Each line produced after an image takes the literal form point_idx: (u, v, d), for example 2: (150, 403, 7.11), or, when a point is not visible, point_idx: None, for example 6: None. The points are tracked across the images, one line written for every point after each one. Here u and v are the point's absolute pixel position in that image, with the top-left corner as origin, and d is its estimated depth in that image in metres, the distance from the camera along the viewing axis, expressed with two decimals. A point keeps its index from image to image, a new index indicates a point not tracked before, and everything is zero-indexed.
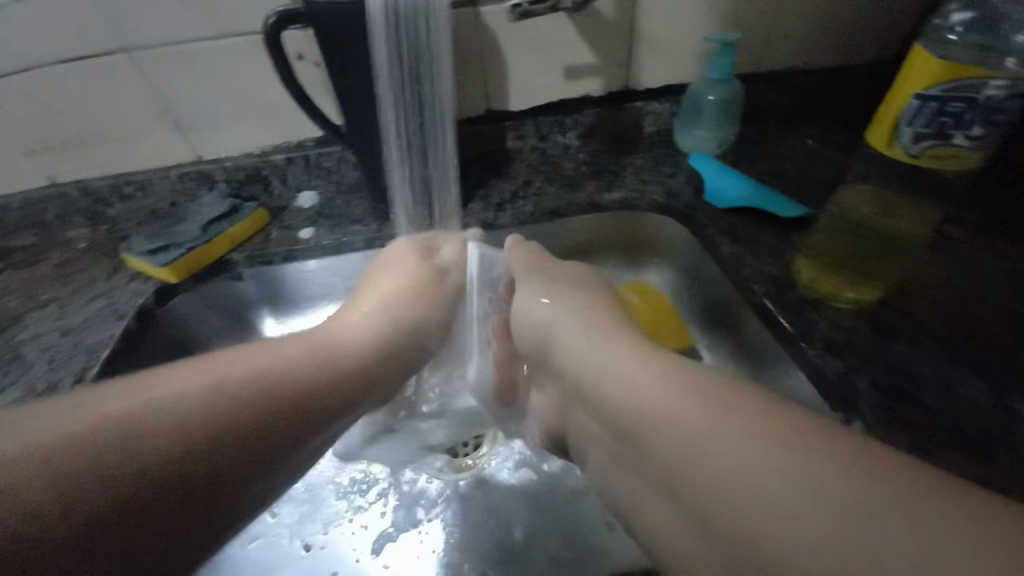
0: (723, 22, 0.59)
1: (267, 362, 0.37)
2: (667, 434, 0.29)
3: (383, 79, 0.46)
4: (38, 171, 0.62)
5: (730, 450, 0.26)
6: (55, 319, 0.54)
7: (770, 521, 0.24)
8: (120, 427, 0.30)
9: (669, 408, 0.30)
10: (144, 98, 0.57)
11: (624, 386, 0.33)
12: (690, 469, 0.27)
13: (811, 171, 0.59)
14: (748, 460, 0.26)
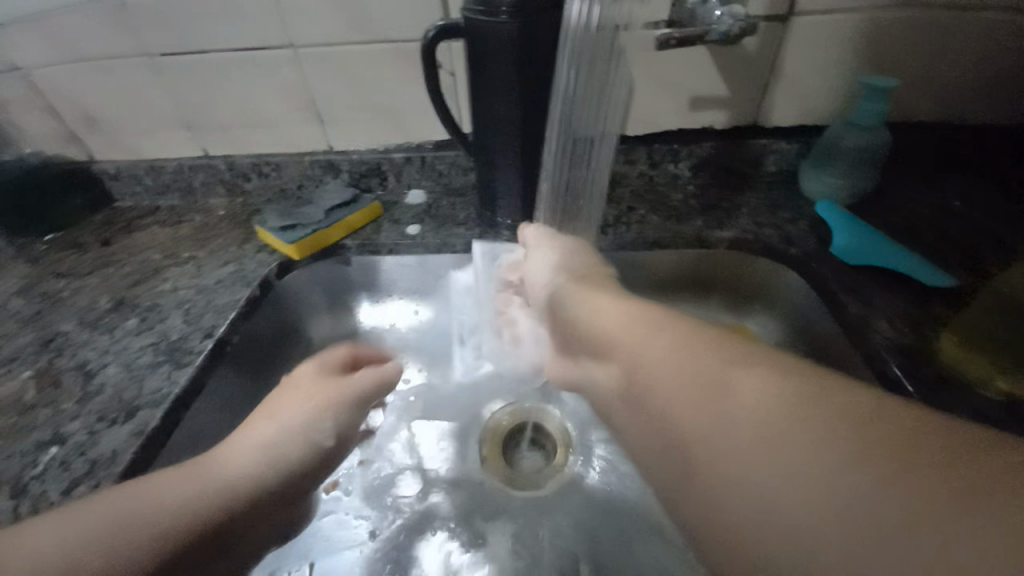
0: (877, 67, 0.55)
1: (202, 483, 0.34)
2: (667, 376, 0.27)
3: (556, 104, 0.47)
4: (195, 143, 0.71)
5: (739, 406, 0.23)
6: (192, 276, 0.60)
7: (777, 469, 0.20)
8: (180, 514, 0.32)
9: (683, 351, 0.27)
10: (294, 90, 0.63)
11: (628, 332, 0.32)
12: (683, 409, 0.25)
13: (958, 236, 0.53)
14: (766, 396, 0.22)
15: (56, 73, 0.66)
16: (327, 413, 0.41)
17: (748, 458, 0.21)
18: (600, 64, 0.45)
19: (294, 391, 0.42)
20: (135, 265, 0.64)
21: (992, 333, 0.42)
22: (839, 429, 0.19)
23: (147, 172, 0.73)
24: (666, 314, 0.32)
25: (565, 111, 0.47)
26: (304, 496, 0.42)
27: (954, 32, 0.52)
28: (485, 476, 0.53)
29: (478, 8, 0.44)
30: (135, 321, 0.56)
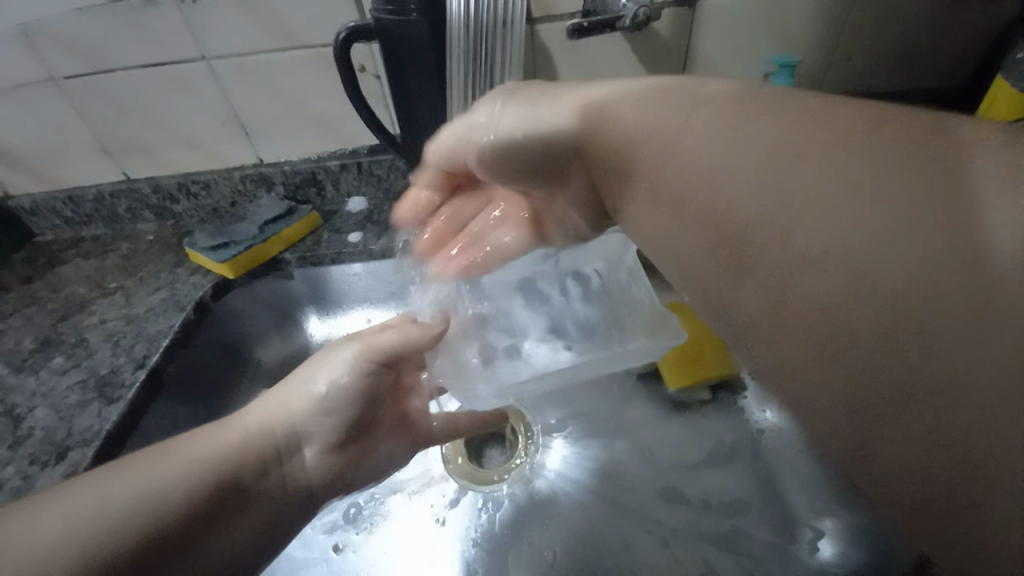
0: (782, 44, 0.58)
1: (208, 450, 0.34)
2: (728, 183, 0.27)
3: (456, 99, 0.49)
4: (114, 167, 0.67)
5: (793, 212, 0.24)
6: (122, 306, 0.57)
7: (855, 260, 0.22)
8: (153, 508, 0.31)
9: (757, 140, 0.26)
10: (215, 104, 0.61)
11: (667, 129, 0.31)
12: (744, 209, 0.26)
13: None
14: (834, 178, 0.23)
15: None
16: (341, 373, 0.40)
17: (806, 269, 0.23)
18: (487, 54, 0.48)
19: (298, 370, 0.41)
20: (59, 301, 0.61)
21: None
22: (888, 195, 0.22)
23: (66, 201, 0.69)
24: (673, 107, 0.31)
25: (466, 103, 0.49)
26: (322, 474, 0.40)
27: (846, 8, 0.55)
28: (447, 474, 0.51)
29: (388, 8, 0.43)
30: (63, 359, 0.52)
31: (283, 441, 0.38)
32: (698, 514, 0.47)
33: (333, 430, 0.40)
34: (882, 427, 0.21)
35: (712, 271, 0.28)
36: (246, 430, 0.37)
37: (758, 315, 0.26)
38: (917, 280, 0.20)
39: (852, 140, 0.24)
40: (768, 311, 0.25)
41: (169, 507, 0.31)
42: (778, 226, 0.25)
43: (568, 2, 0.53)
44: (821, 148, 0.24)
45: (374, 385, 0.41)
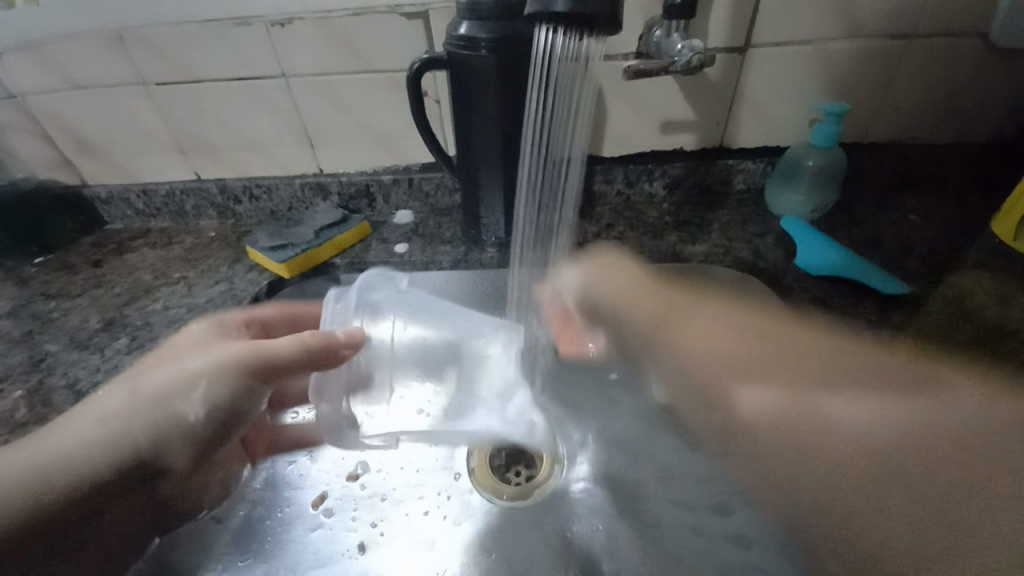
0: (833, 92, 0.59)
1: (78, 447, 0.40)
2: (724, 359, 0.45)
3: (530, 131, 0.51)
4: (188, 167, 0.73)
5: (791, 424, 0.40)
6: (183, 295, 0.62)
7: (800, 472, 0.40)
8: (78, 479, 0.40)
9: (746, 389, 0.43)
10: (287, 116, 0.66)
11: (730, 356, 0.44)
12: (747, 420, 0.43)
13: (919, 244, 0.57)
14: (838, 450, 0.38)
15: (51, 99, 0.68)
16: (209, 387, 0.42)
17: (787, 474, 0.41)
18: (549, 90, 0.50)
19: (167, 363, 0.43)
20: (126, 286, 0.66)
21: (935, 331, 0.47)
22: (766, 388, 0.42)
23: (140, 195, 0.75)
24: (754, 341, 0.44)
25: (538, 134, 0.51)
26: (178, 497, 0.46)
27: (897, 63, 0.57)
28: (470, 486, 0.53)
29: (461, 42, 0.47)
30: (127, 340, 0.57)
31: (146, 466, 0.42)
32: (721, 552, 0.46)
33: (188, 451, 0.43)
34: (827, 518, 0.38)
35: (695, 410, 0.49)
36: (97, 443, 0.40)
37: (749, 462, 0.44)
38: (882, 533, 0.35)
39: (826, 370, 0.41)
40: (759, 457, 0.43)
41: (83, 468, 0.40)
42: (782, 424, 0.40)
43: (624, 43, 0.56)
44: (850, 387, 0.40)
45: (241, 401, 0.44)
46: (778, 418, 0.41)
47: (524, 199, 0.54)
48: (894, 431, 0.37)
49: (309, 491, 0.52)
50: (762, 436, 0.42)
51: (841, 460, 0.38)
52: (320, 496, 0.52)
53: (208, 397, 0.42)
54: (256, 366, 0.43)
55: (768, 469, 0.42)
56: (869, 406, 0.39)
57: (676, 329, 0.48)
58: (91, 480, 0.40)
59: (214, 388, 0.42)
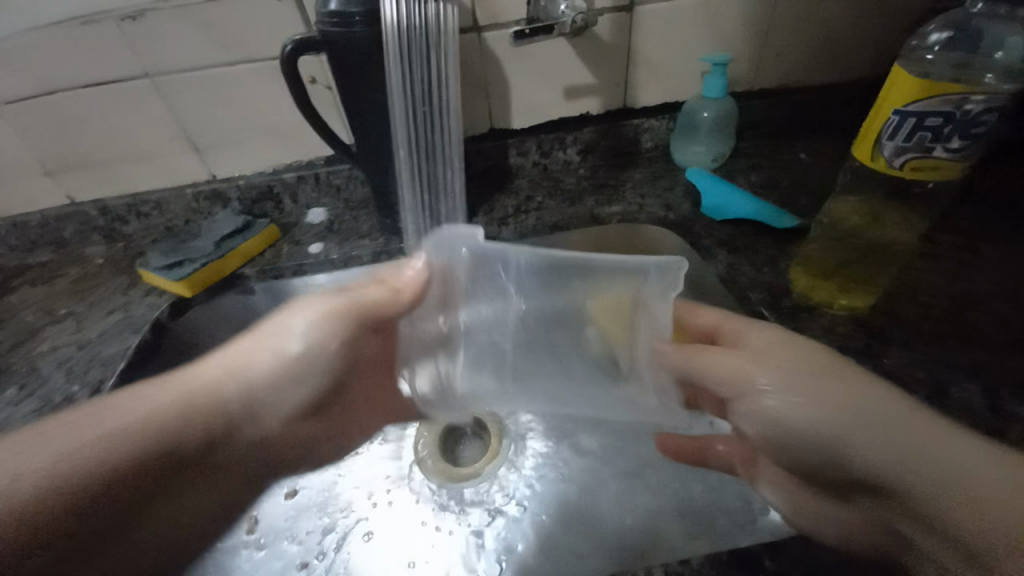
0: (718, 44, 0.61)
1: (149, 419, 0.36)
2: (815, 428, 0.33)
3: (399, 100, 0.48)
4: (59, 190, 0.65)
5: (848, 433, 0.32)
6: (74, 332, 0.55)
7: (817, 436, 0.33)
8: (67, 469, 0.32)
9: (771, 373, 0.36)
10: (164, 121, 0.60)
11: (750, 376, 0.36)
12: (825, 426, 0.33)
13: (810, 179, 0.61)
14: (818, 414, 0.33)
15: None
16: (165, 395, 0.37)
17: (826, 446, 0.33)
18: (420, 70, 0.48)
19: (143, 401, 0.36)
20: (3, 332, 0.58)
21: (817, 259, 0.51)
22: (808, 396, 0.34)
23: (5, 228, 0.66)
24: (791, 356, 0.36)
25: (412, 106, 0.49)
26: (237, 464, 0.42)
27: (770, 10, 0.60)
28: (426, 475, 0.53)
29: (333, 20, 0.44)
30: (10, 390, 0.50)
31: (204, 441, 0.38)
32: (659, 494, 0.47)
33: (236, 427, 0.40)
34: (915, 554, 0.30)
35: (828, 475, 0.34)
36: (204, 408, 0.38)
37: (877, 459, 0.30)
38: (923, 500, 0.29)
39: (795, 346, 0.36)
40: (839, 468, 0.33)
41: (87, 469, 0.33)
42: (853, 442, 0.31)
43: (512, 10, 0.55)
44: (830, 376, 0.34)
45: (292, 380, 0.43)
46: (839, 440, 0.32)
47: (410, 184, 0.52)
48: (862, 418, 0.31)
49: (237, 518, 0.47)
50: (857, 437, 0.31)
51: (882, 467, 0.30)
52: (252, 521, 0.47)
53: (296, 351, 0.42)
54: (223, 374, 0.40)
55: (776, 430, 0.35)
56: (832, 388, 0.33)
57: (736, 369, 0.37)
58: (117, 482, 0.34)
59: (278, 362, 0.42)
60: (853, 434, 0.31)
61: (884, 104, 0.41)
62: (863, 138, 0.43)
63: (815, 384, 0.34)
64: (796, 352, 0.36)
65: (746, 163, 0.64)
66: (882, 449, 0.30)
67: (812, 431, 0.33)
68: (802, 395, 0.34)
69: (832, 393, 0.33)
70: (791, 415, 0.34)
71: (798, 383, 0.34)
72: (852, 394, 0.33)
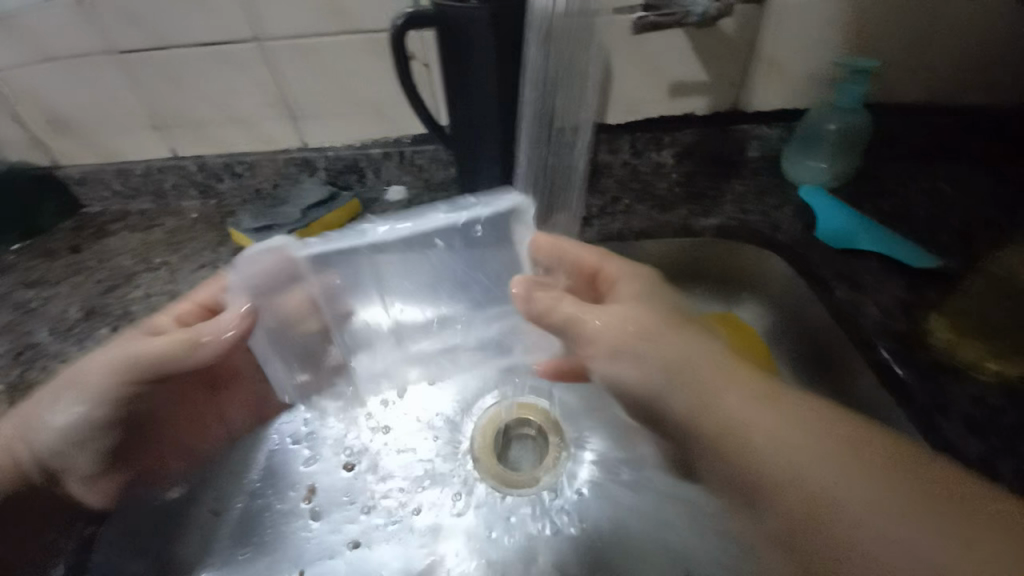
0: (860, 47, 0.54)
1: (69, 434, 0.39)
2: (797, 474, 0.31)
3: (530, 94, 0.47)
4: (165, 144, 0.68)
5: (819, 459, 0.31)
6: (166, 281, 0.58)
7: (803, 482, 0.31)
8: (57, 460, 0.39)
9: (735, 400, 0.34)
10: (265, 85, 0.61)
11: (751, 427, 0.33)
12: (815, 480, 0.30)
13: (948, 213, 0.54)
14: (828, 469, 0.30)
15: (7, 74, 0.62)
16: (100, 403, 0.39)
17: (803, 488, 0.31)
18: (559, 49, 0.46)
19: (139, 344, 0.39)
20: (106, 272, 0.62)
21: (968, 309, 0.43)
22: (818, 448, 0.31)
23: (115, 175, 0.70)
24: (764, 406, 0.34)
25: (542, 99, 0.47)
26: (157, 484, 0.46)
27: (933, 12, 0.51)
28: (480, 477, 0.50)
29: None
30: (109, 329, 0.54)
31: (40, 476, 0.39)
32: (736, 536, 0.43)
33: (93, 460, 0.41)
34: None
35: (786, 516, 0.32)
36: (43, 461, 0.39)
37: (846, 496, 0.29)
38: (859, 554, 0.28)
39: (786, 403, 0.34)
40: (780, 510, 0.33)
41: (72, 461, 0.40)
42: (793, 484, 0.31)
43: None
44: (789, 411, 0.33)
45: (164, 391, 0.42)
46: (814, 498, 0.30)
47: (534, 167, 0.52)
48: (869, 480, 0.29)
49: (299, 484, 0.50)
50: (845, 489, 0.29)
51: (868, 516, 0.28)
52: (310, 489, 0.49)
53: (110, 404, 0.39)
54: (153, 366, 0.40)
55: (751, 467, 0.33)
56: (817, 441, 0.31)
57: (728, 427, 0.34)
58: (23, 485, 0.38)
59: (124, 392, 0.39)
60: (826, 488, 0.30)
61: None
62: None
63: (773, 418, 0.33)
64: (797, 412, 0.33)
65: (871, 186, 0.57)
66: (840, 497, 0.29)
67: (782, 472, 0.31)
68: (815, 441, 0.31)
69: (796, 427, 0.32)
70: (772, 453, 0.32)
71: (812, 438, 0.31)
72: (826, 450, 0.31)
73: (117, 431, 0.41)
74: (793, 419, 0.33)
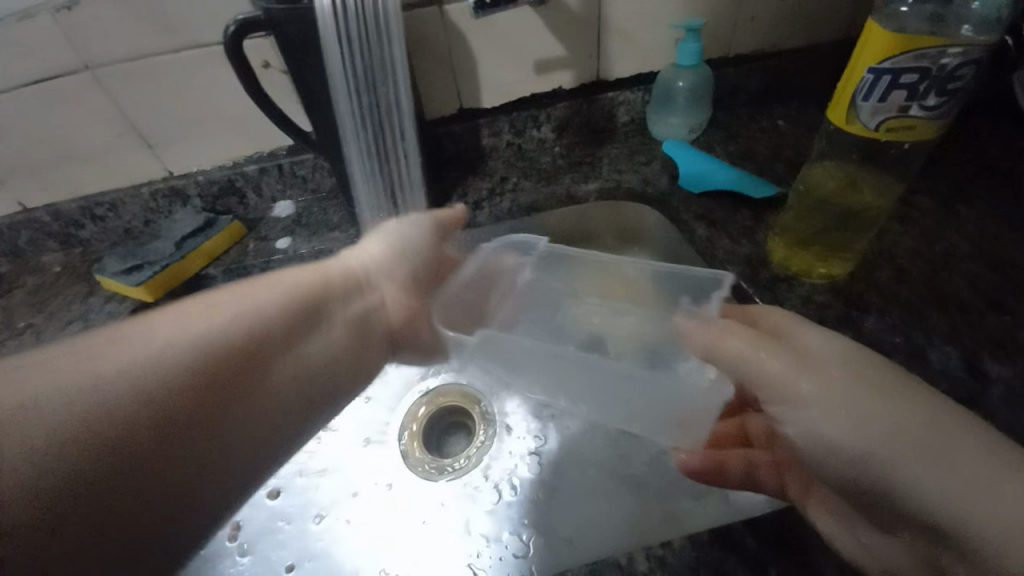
0: (692, 8, 0.59)
1: (151, 359, 0.31)
2: (851, 449, 0.29)
3: (344, 100, 0.48)
4: (5, 196, 0.61)
5: (869, 431, 0.29)
6: (32, 345, 0.53)
7: (855, 461, 0.30)
8: (83, 413, 0.27)
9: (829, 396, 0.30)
10: (109, 116, 0.56)
11: (817, 412, 0.31)
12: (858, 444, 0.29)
13: (790, 147, 0.60)
14: (847, 438, 0.29)
15: None
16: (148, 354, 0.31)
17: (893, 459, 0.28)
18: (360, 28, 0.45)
19: (177, 329, 0.33)
20: None
21: (794, 226, 0.50)
22: (833, 399, 0.30)
23: None
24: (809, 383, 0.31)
25: (360, 101, 0.48)
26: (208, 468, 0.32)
27: None
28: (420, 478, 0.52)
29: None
30: None
31: (159, 419, 0.30)
32: (647, 471, 0.48)
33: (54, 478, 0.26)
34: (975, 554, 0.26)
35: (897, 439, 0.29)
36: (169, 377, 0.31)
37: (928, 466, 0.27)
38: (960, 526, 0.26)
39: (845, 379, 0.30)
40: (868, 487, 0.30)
41: (114, 432, 0.28)
42: (878, 470, 0.29)
43: None
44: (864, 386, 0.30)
45: (224, 376, 0.33)
46: (870, 466, 0.29)
47: (365, 161, 0.52)
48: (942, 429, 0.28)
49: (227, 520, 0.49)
50: (905, 458, 0.28)
51: (955, 475, 0.26)
52: (235, 526, 0.48)
53: (240, 318, 0.36)
54: (216, 350, 0.33)
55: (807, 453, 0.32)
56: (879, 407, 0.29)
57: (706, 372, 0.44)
58: (94, 441, 0.27)
59: (204, 333, 0.34)
60: (829, 428, 0.30)
61: (859, 63, 0.42)
62: (843, 92, 0.44)
63: (861, 391, 0.30)
64: (810, 375, 0.31)
65: (726, 133, 0.62)
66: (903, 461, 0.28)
67: (857, 457, 0.29)
68: (835, 394, 0.30)
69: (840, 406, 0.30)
70: (822, 430, 0.30)
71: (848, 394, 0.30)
72: (874, 410, 0.29)
73: (156, 405, 0.30)
74: (837, 365, 0.31)
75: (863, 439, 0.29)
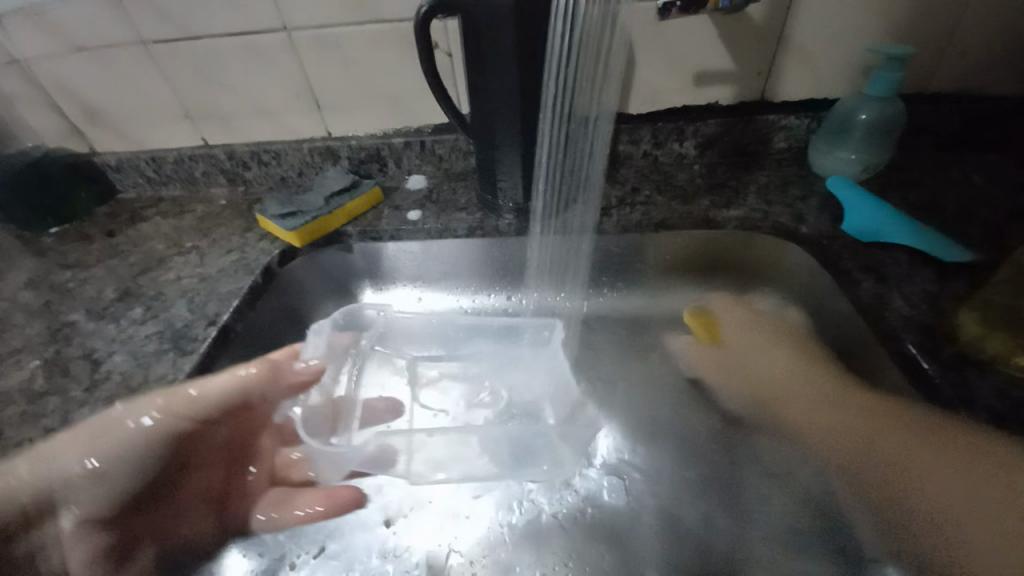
0: (894, 35, 0.52)
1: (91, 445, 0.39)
2: (931, 503, 0.35)
3: (547, 115, 0.50)
4: (194, 133, 0.69)
5: (955, 518, 0.34)
6: (195, 266, 0.60)
7: (961, 535, 0.33)
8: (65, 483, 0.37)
9: (932, 470, 0.36)
10: (293, 76, 0.62)
11: (918, 484, 0.36)
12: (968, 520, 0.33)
13: (983, 207, 0.52)
14: (979, 502, 0.33)
15: (33, 64, 0.63)
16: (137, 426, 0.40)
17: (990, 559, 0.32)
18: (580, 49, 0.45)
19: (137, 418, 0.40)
20: (137, 255, 0.63)
21: (997, 302, 0.40)
22: (949, 470, 0.35)
23: (147, 162, 0.71)
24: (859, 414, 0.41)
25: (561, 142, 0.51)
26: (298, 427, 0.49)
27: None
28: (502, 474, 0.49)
29: None
30: (140, 311, 0.54)
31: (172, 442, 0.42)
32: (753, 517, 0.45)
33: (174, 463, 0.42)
34: None
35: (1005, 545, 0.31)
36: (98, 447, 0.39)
37: None
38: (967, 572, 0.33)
39: (931, 453, 0.36)
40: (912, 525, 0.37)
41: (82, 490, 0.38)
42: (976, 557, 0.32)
43: None
44: (939, 454, 0.35)
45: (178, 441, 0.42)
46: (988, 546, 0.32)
47: (548, 170, 0.53)
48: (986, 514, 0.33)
49: None
50: (993, 543, 0.32)
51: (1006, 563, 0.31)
52: None
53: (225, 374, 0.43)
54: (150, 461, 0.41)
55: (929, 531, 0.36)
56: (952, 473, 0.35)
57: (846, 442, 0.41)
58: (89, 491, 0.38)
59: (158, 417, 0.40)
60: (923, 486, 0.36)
61: None
62: None
63: (934, 472, 0.35)
64: (884, 415, 0.40)
65: (901, 180, 0.55)
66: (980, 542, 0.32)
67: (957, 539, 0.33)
68: (939, 467, 0.35)
69: (935, 456, 0.36)
70: (939, 499, 0.35)
71: (941, 459, 0.35)
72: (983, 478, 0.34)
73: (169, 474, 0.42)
74: (922, 433, 0.37)
75: (944, 498, 0.35)
